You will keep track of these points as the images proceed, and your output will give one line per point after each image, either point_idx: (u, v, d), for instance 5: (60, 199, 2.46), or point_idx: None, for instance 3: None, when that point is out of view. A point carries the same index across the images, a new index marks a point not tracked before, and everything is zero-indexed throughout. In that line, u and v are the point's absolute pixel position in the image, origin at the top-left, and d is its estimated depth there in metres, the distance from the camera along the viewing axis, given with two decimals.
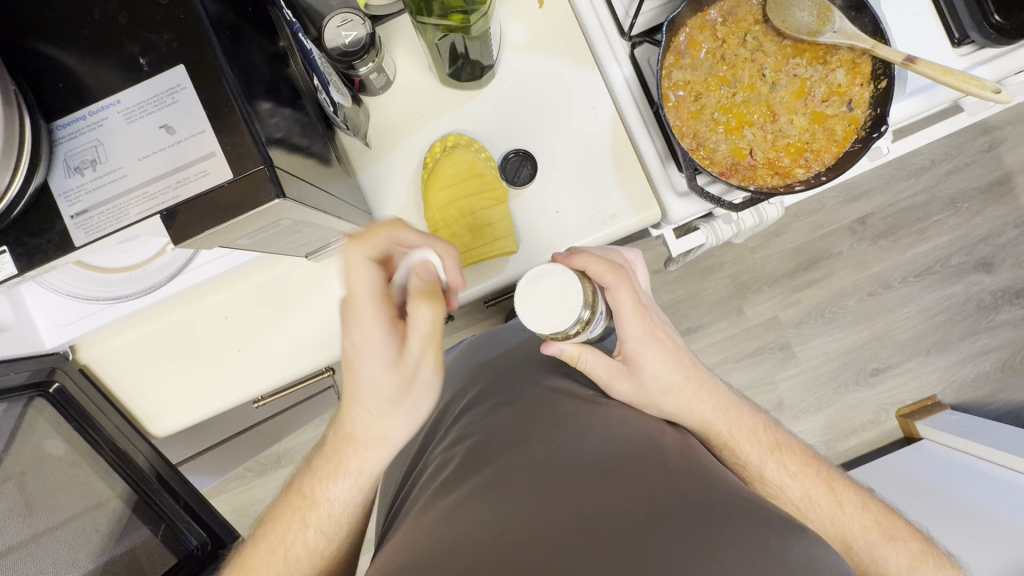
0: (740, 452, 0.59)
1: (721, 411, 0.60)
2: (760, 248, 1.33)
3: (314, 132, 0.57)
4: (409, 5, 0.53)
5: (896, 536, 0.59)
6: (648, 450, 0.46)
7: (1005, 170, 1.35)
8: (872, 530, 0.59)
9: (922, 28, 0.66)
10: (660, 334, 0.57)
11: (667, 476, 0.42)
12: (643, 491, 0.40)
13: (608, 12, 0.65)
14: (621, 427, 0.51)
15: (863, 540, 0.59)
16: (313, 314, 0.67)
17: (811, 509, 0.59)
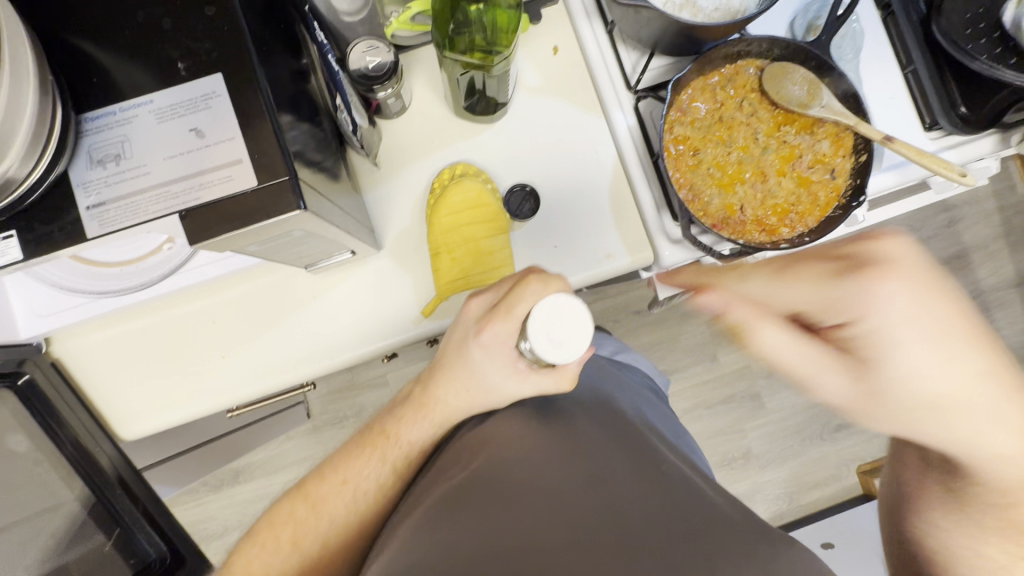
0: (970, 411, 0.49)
1: (975, 370, 0.49)
2: None
3: (327, 147, 0.59)
4: (437, 40, 0.56)
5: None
6: (643, 457, 0.47)
7: (961, 246, 1.46)
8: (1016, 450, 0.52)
9: (898, 110, 0.73)
10: (846, 302, 0.48)
11: (658, 477, 0.45)
12: (637, 505, 0.42)
13: (616, 65, 0.69)
14: (615, 425, 0.52)
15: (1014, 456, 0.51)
16: (304, 327, 0.67)
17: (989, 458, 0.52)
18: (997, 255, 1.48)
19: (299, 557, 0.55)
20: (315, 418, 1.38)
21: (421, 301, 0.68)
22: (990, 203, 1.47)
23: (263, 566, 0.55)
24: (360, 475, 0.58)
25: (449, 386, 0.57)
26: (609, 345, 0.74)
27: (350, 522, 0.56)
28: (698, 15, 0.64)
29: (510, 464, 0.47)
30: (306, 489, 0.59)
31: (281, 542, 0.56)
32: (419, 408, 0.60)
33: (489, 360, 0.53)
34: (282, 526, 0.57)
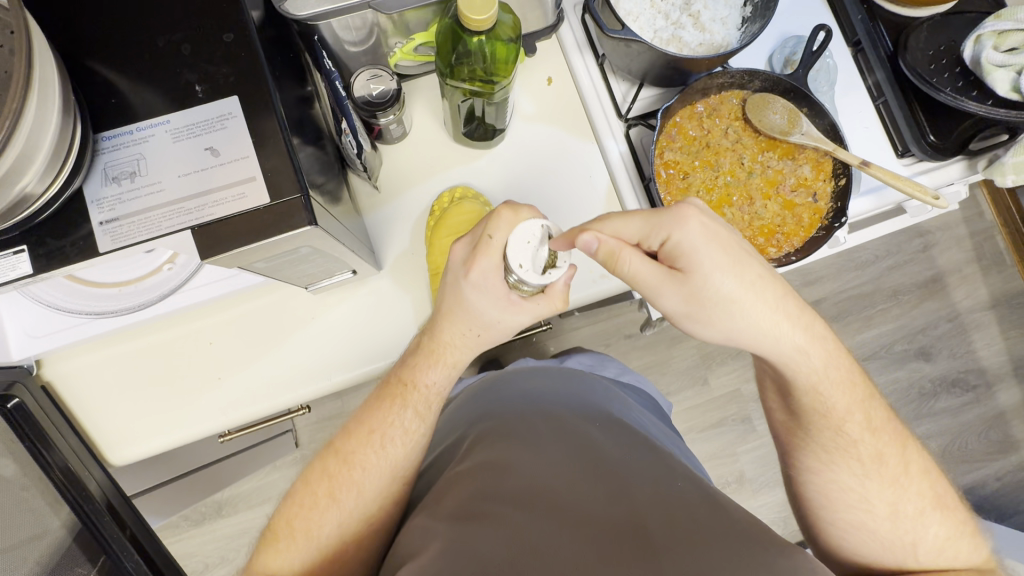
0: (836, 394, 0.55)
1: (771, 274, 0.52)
2: None
3: (331, 170, 0.60)
4: (439, 68, 0.58)
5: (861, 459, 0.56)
6: (656, 469, 0.50)
7: (937, 270, 1.64)
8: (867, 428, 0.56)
9: (872, 138, 0.78)
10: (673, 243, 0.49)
11: (669, 485, 0.48)
12: (649, 509, 0.44)
13: (608, 95, 0.73)
14: (621, 439, 0.54)
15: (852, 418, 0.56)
16: (302, 348, 0.67)
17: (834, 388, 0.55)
18: (970, 278, 1.65)
19: (340, 509, 0.58)
20: (304, 447, 1.36)
21: (419, 320, 0.68)
22: (961, 229, 1.66)
23: (306, 521, 0.57)
24: (385, 424, 0.60)
25: (453, 332, 0.59)
26: (612, 368, 0.78)
27: (385, 470, 0.59)
28: (684, 48, 0.68)
29: (523, 476, 0.48)
30: (336, 445, 0.61)
31: (319, 496, 0.58)
32: (438, 348, 0.60)
33: (483, 298, 0.55)
34: (310, 487, 0.59)
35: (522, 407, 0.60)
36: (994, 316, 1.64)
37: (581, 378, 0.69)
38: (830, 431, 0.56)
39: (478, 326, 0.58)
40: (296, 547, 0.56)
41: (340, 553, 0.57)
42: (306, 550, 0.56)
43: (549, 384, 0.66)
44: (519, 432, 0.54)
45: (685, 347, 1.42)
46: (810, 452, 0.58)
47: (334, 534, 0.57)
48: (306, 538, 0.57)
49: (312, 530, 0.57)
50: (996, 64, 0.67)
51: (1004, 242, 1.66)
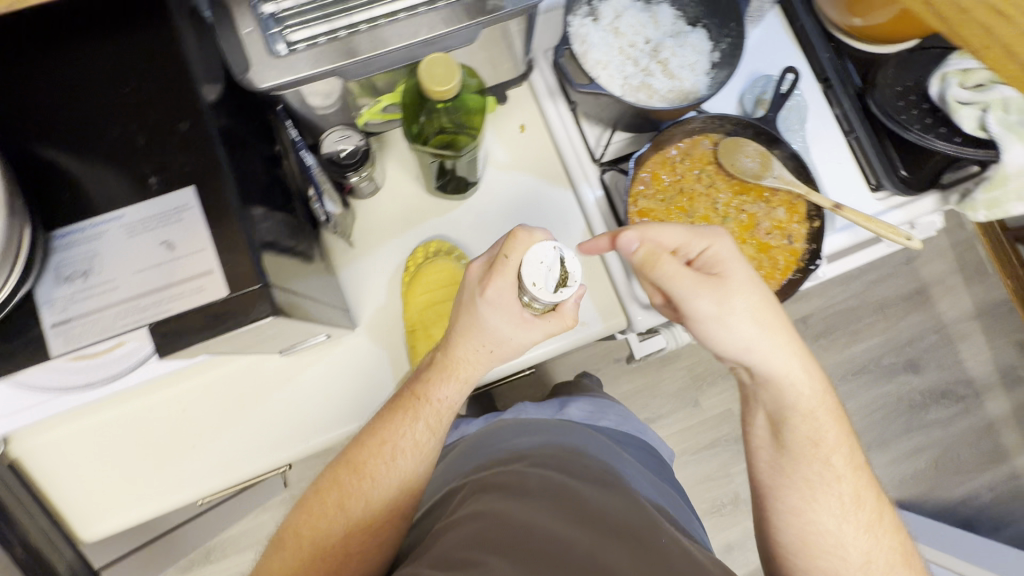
0: (815, 426, 0.57)
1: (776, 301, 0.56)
2: None
3: (302, 233, 0.60)
4: (407, 132, 0.57)
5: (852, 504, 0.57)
6: (645, 531, 0.49)
7: (921, 282, 1.65)
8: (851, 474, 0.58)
9: (845, 173, 0.78)
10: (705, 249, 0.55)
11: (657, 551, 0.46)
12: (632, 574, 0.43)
13: (581, 140, 0.74)
14: (613, 495, 0.54)
15: (834, 453, 0.58)
16: (281, 410, 0.66)
17: (818, 423, 0.57)
18: (954, 289, 1.66)
19: (345, 520, 0.57)
20: (292, 487, 1.34)
21: (398, 377, 0.67)
22: (943, 240, 1.67)
23: (313, 529, 0.57)
24: (397, 436, 0.59)
25: (465, 347, 0.58)
26: (611, 416, 0.75)
27: (392, 483, 0.58)
28: (653, 97, 0.68)
29: (517, 525, 0.48)
30: (346, 458, 0.60)
31: (328, 507, 0.58)
32: (450, 362, 0.59)
33: (498, 315, 0.55)
34: (316, 504, 0.59)
35: (516, 459, 0.60)
36: (979, 325, 1.66)
37: (574, 429, 0.68)
38: (812, 461, 0.57)
39: (492, 346, 0.58)
40: (299, 562, 0.55)
41: (344, 566, 0.56)
42: (310, 564, 0.55)
43: (542, 436, 0.65)
44: (512, 483, 0.54)
45: (675, 370, 1.41)
46: (794, 489, 0.58)
47: (339, 542, 0.56)
48: (312, 552, 0.56)
49: (319, 538, 0.56)
50: (961, 102, 0.68)
51: (985, 252, 1.68)
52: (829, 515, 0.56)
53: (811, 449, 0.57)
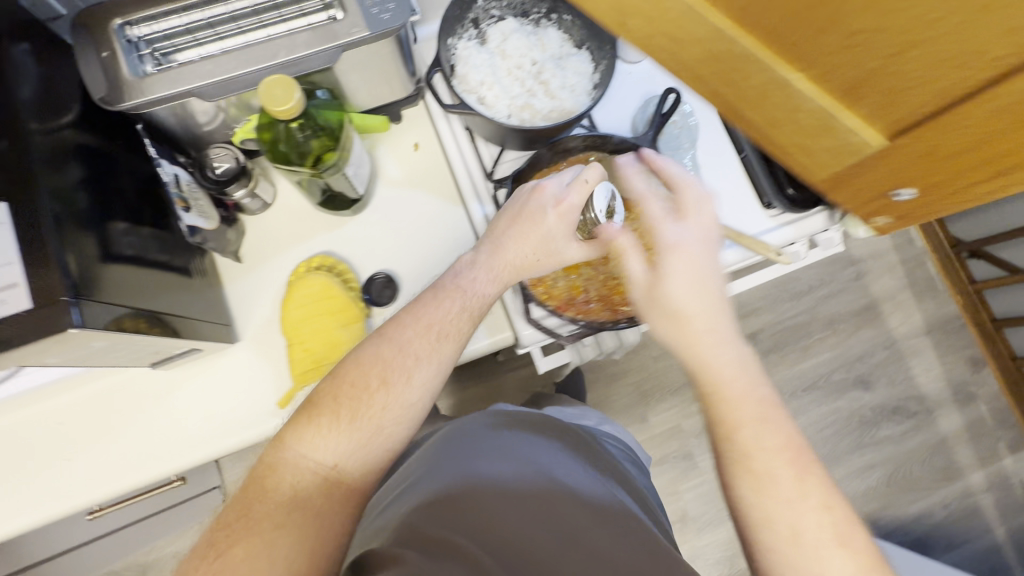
0: (772, 448, 0.48)
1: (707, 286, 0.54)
2: (662, 358, 1.42)
3: (174, 247, 0.62)
4: (265, 150, 0.57)
5: (850, 544, 0.46)
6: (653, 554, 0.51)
7: (871, 298, 1.66)
8: (833, 513, 0.47)
9: (738, 191, 0.79)
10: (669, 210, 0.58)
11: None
12: None
13: (474, 158, 0.75)
14: (620, 516, 0.54)
15: (792, 474, 0.48)
16: (157, 423, 0.66)
17: (774, 441, 0.49)
18: (904, 304, 1.67)
19: (388, 397, 0.55)
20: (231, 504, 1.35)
21: (278, 391, 0.67)
22: (892, 255, 1.68)
23: (353, 404, 0.54)
24: (442, 319, 0.58)
25: (522, 244, 0.63)
26: (592, 417, 0.82)
27: (434, 364, 0.57)
28: (535, 116, 0.70)
29: (473, 522, 0.49)
30: (386, 332, 0.58)
31: (338, 413, 0.53)
32: (529, 232, 0.62)
33: (564, 226, 0.62)
34: (342, 391, 0.54)
35: (473, 437, 0.61)
36: (930, 340, 1.66)
37: (566, 428, 0.68)
38: (784, 495, 0.47)
39: (516, 238, 0.63)
40: (337, 433, 0.53)
41: (374, 441, 0.54)
42: (349, 441, 0.53)
43: (554, 439, 0.64)
44: (463, 468, 0.55)
45: (622, 386, 1.41)
46: (760, 524, 0.47)
47: (337, 457, 0.52)
48: (349, 419, 0.53)
49: (335, 432, 0.53)
50: None
51: (935, 268, 1.68)
52: (837, 567, 0.45)
53: (767, 478, 0.47)
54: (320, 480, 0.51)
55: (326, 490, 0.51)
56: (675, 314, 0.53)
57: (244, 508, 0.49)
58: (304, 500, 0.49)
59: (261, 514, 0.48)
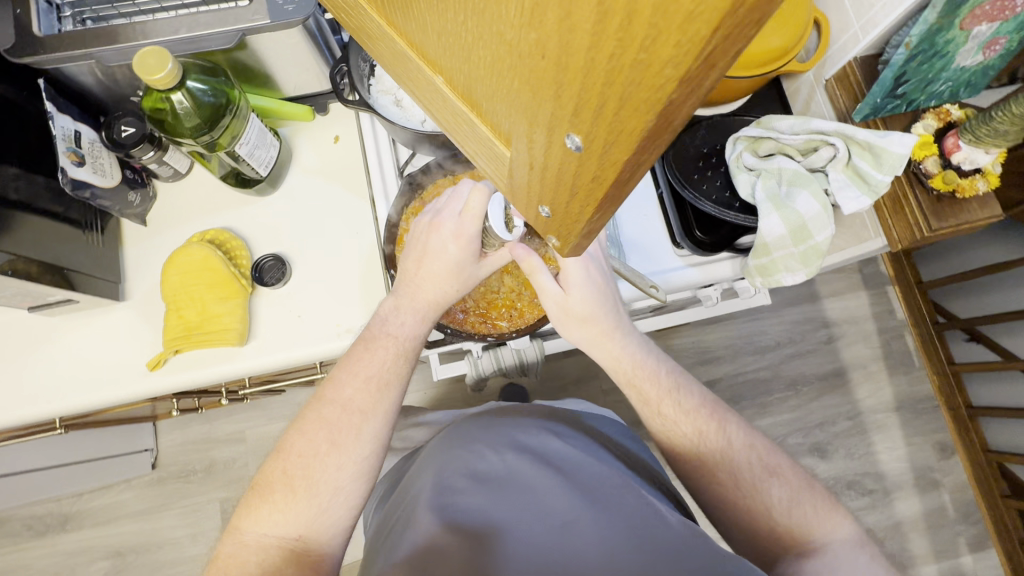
0: (677, 427, 0.56)
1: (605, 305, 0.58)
2: (613, 392, 1.33)
3: (69, 200, 0.65)
4: (152, 119, 0.60)
5: (782, 473, 0.53)
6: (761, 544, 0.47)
7: (841, 364, 1.55)
8: (753, 457, 0.54)
9: (652, 224, 0.78)
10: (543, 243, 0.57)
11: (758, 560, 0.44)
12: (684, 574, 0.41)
13: (390, 157, 0.77)
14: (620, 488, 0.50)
15: (708, 440, 0.55)
16: (31, 367, 0.68)
17: (704, 436, 0.55)
18: (874, 375, 1.55)
19: (341, 455, 0.52)
20: (161, 469, 1.38)
21: (152, 354, 0.69)
22: (869, 324, 1.57)
23: (305, 470, 0.51)
24: (378, 370, 0.56)
25: (435, 284, 0.58)
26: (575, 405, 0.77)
27: (381, 418, 0.55)
28: None
29: (536, 535, 0.45)
30: (325, 394, 0.55)
31: (286, 486, 0.51)
32: (423, 275, 0.58)
33: (466, 258, 0.57)
34: (287, 473, 0.51)
35: (534, 435, 0.57)
36: (898, 417, 1.53)
37: (562, 412, 0.66)
38: (693, 453, 0.55)
39: (427, 278, 0.58)
40: (294, 506, 0.50)
41: (334, 502, 0.51)
42: (306, 509, 0.50)
43: (546, 421, 0.61)
44: (540, 472, 0.51)
45: None
46: (703, 487, 0.55)
47: (303, 526, 0.50)
48: (304, 487, 0.50)
49: (290, 509, 0.50)
50: (746, 167, 0.66)
51: (914, 343, 1.54)
52: (778, 492, 0.52)
53: (696, 442, 0.55)
54: (284, 559, 0.48)
55: (292, 564, 0.48)
56: (584, 322, 0.58)
57: None
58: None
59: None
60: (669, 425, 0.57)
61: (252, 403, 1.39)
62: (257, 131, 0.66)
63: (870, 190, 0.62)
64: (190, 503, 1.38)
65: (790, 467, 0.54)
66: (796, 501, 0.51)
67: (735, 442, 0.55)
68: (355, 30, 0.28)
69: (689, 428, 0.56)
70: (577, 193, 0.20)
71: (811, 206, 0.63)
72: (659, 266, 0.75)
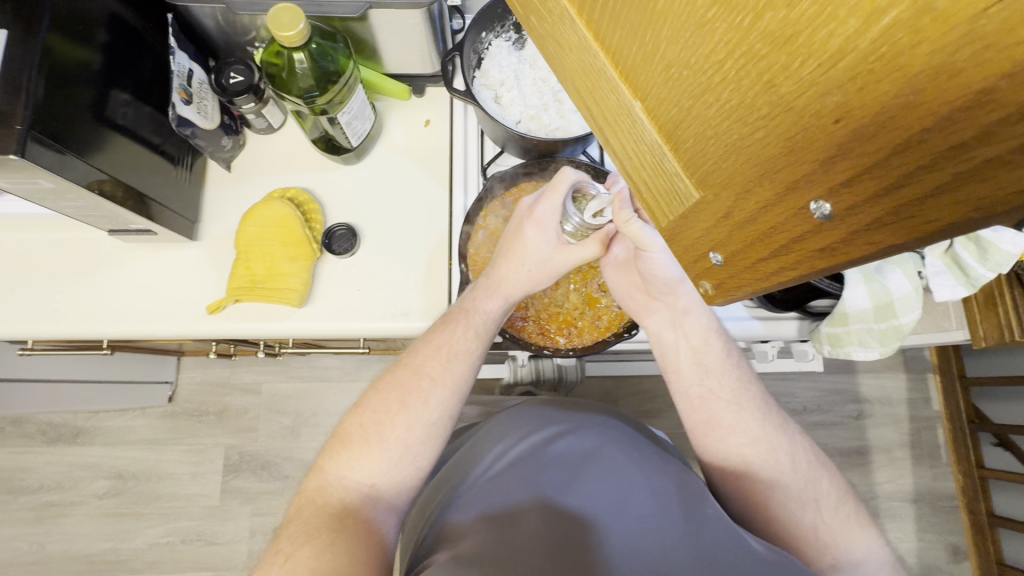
0: (745, 416, 0.57)
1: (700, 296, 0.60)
2: None
3: (168, 133, 0.66)
4: (266, 69, 0.61)
5: (833, 473, 0.56)
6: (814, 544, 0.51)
7: (865, 443, 1.49)
8: (809, 457, 0.57)
9: None
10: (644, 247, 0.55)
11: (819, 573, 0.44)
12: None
13: (477, 152, 0.77)
14: (684, 488, 0.50)
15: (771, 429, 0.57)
16: (98, 286, 0.70)
17: (766, 417, 0.57)
18: (897, 462, 1.48)
19: (410, 416, 0.53)
20: (176, 404, 1.41)
21: (214, 298, 0.70)
22: (904, 408, 1.49)
23: (379, 425, 0.53)
24: (454, 340, 0.57)
25: (512, 264, 0.60)
26: None
27: (450, 387, 0.56)
28: (540, 129, 0.71)
29: (608, 514, 0.47)
30: (403, 360, 0.58)
31: (364, 436, 0.53)
32: (504, 256, 0.60)
33: (543, 235, 0.59)
34: (368, 427, 0.53)
35: (606, 433, 0.57)
36: (913, 509, 1.46)
37: (610, 408, 0.63)
38: (754, 448, 0.55)
39: (507, 257, 0.60)
40: (369, 455, 0.52)
41: (402, 461, 0.53)
42: (378, 461, 0.52)
43: (598, 415, 0.61)
44: (615, 466, 0.52)
45: None
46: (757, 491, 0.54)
47: (375, 476, 0.51)
48: (379, 438, 0.52)
49: (366, 458, 0.52)
50: None
51: (944, 436, 1.48)
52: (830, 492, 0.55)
53: (758, 434, 0.56)
54: (360, 503, 0.50)
55: (366, 509, 0.50)
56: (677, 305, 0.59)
57: (298, 517, 0.49)
58: (354, 516, 0.48)
59: (306, 534, 0.47)
60: (734, 390, 0.58)
61: (274, 359, 1.40)
62: (359, 103, 0.67)
63: (968, 282, 0.60)
64: (196, 443, 1.40)
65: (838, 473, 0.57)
66: (842, 502, 0.55)
67: (795, 437, 0.58)
68: (543, 36, 0.27)
69: (752, 410, 0.57)
70: (788, 253, 0.19)
71: (902, 285, 0.61)
72: (729, 311, 0.72)
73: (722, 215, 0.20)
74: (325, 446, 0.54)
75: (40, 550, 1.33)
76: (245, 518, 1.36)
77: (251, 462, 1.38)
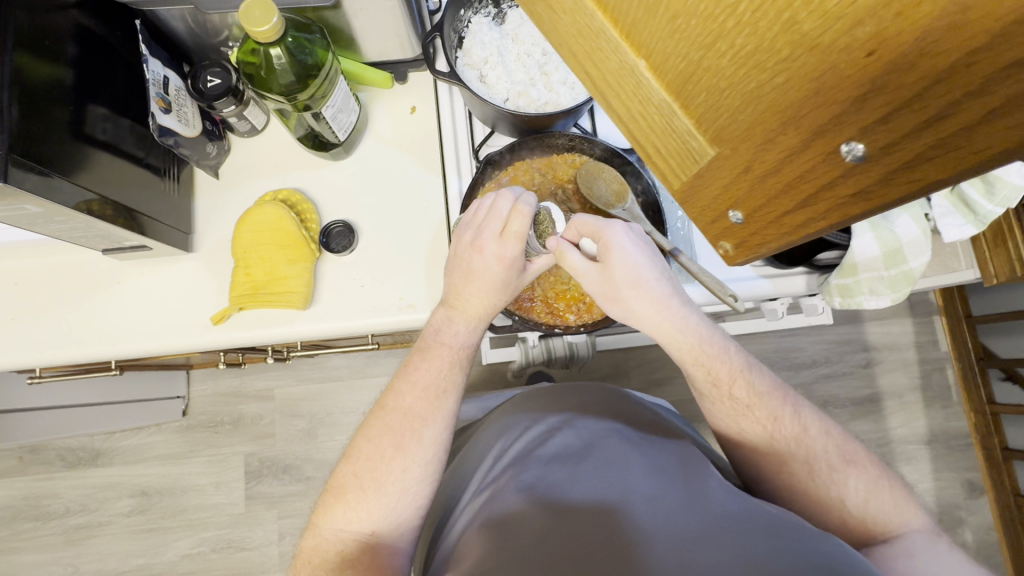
0: (747, 426, 0.52)
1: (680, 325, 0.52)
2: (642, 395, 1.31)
3: (151, 145, 0.64)
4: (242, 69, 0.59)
5: (859, 464, 0.51)
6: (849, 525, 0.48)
7: (876, 390, 1.50)
8: (831, 453, 0.51)
9: None
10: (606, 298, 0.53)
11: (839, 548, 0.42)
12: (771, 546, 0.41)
13: (467, 129, 0.75)
14: (686, 469, 0.50)
15: (782, 442, 0.51)
16: (99, 307, 0.69)
17: (776, 432, 0.51)
18: (910, 406, 1.49)
19: (406, 459, 0.53)
20: (191, 417, 1.41)
21: (217, 308, 0.69)
22: (910, 352, 1.51)
23: (372, 471, 0.52)
24: (435, 380, 0.56)
25: (476, 300, 0.58)
26: None
27: (443, 424, 0.55)
28: (529, 104, 0.69)
29: (617, 499, 0.47)
30: (387, 402, 0.56)
31: (360, 486, 0.52)
32: (467, 295, 0.58)
33: (507, 274, 0.56)
34: (362, 474, 0.53)
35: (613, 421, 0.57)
36: (929, 451, 1.47)
37: (614, 390, 0.64)
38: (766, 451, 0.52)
39: (474, 296, 0.57)
40: (366, 503, 0.52)
41: (402, 501, 0.53)
42: (377, 506, 0.52)
43: (600, 402, 0.61)
44: (619, 454, 0.52)
45: None
46: (779, 484, 0.51)
47: (374, 523, 0.52)
48: (375, 487, 0.52)
49: (366, 505, 0.52)
50: None
51: (955, 376, 1.48)
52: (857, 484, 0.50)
53: (771, 439, 0.51)
54: (361, 553, 0.51)
55: (368, 556, 0.50)
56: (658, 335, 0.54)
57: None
58: (355, 563, 0.49)
59: None
60: (733, 414, 0.53)
61: (281, 363, 1.40)
62: (343, 94, 0.65)
63: (977, 220, 0.59)
64: (215, 454, 1.40)
65: (868, 458, 0.51)
66: (872, 495, 0.49)
67: (822, 431, 0.52)
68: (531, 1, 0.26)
69: (761, 427, 0.52)
70: (815, 203, 0.18)
71: (910, 229, 0.60)
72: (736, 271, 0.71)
73: (743, 167, 0.20)
74: (319, 501, 0.54)
75: (75, 571, 1.35)
76: (272, 522, 1.37)
77: (272, 467, 1.39)
